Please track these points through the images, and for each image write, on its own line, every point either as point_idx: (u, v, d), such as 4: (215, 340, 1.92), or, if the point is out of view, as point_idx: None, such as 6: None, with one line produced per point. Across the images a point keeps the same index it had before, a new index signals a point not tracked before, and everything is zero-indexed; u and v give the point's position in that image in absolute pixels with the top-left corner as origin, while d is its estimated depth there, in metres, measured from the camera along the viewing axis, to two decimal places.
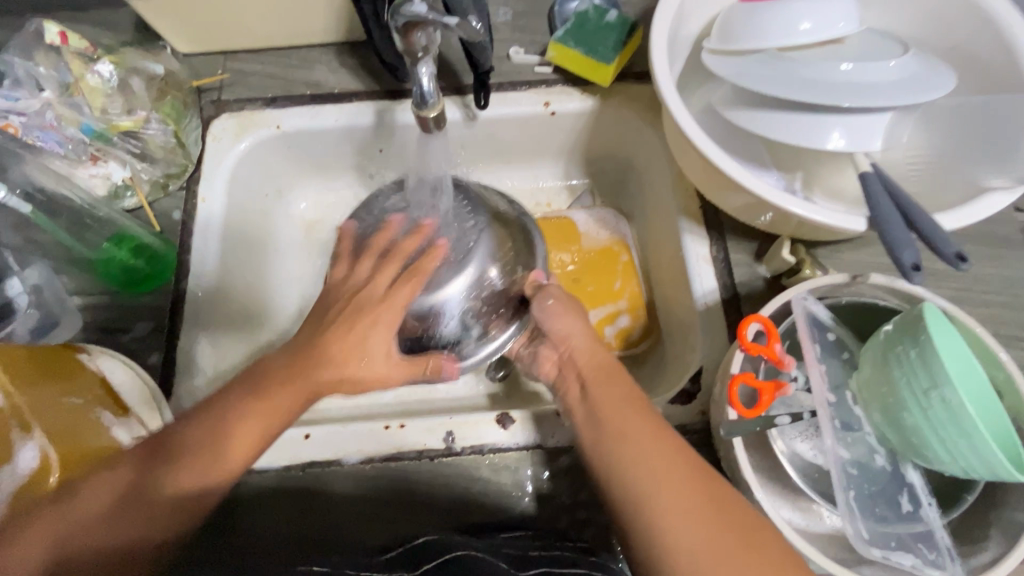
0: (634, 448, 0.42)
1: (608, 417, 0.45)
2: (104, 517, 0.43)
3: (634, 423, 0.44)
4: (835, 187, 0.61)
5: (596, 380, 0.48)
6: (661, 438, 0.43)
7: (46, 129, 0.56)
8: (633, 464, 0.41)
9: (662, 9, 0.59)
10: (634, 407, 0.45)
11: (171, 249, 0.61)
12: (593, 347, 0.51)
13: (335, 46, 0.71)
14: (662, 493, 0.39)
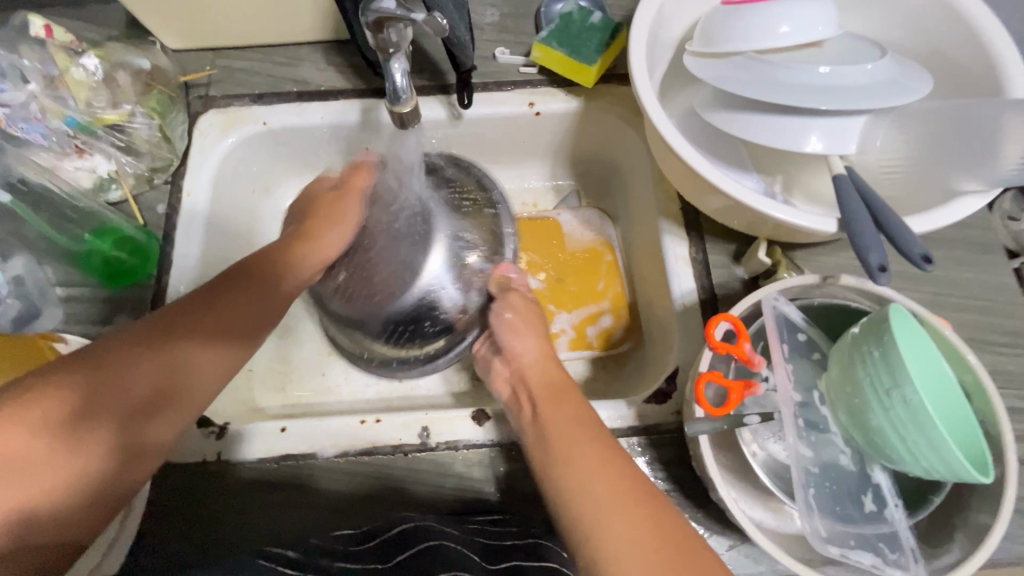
0: (583, 470, 0.41)
1: (556, 437, 0.44)
2: (60, 509, 0.41)
3: (585, 446, 0.43)
4: (814, 190, 0.61)
5: (545, 398, 0.48)
6: (613, 458, 0.42)
7: (30, 121, 0.57)
8: (580, 486, 0.40)
9: (642, 11, 0.59)
10: (586, 431, 0.44)
11: (154, 241, 0.61)
12: (546, 363, 0.52)
13: (322, 45, 0.71)
14: (603, 516, 0.39)
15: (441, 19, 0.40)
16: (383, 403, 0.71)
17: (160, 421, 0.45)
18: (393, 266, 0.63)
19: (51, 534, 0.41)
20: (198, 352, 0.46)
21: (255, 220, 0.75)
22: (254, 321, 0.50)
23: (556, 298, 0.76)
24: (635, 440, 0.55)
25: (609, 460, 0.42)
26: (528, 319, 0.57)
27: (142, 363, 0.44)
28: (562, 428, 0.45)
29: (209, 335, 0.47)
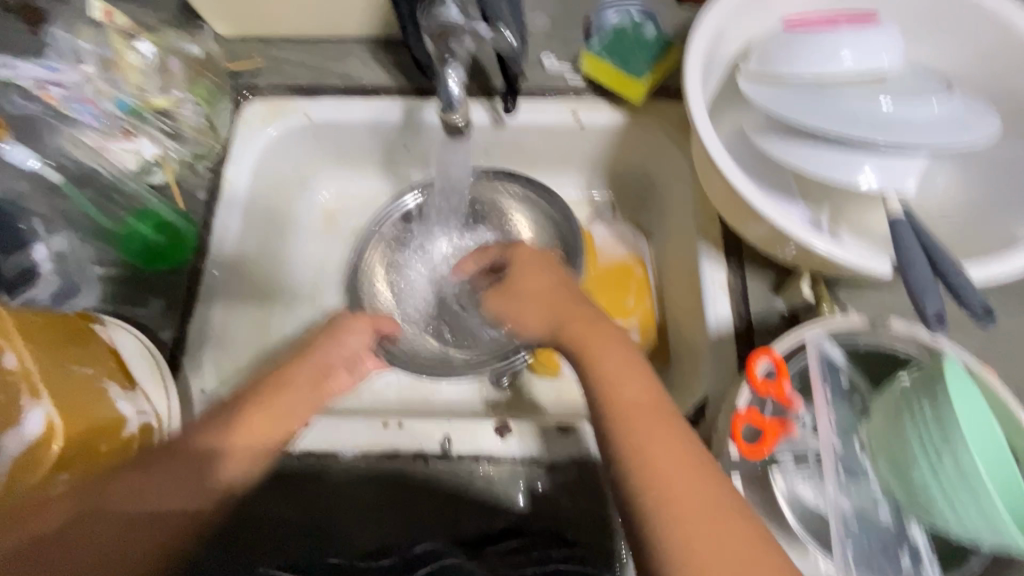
0: (686, 532, 0.36)
1: (627, 430, 0.41)
2: (137, 470, 0.42)
3: (683, 483, 0.38)
4: (861, 225, 0.59)
5: (593, 366, 0.45)
6: (714, 502, 0.37)
7: (84, 102, 0.56)
8: (660, 455, 0.39)
9: (701, 28, 0.57)
10: (680, 458, 0.39)
11: (193, 228, 0.62)
12: (560, 304, 0.51)
13: (369, 40, 0.71)
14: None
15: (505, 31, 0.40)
16: (403, 404, 0.71)
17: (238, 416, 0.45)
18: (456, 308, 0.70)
19: (123, 501, 0.41)
20: (279, 377, 0.48)
21: (290, 211, 0.75)
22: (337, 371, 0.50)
23: None
24: None
25: (706, 501, 0.37)
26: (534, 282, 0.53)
27: (231, 413, 0.46)
28: (648, 460, 0.39)
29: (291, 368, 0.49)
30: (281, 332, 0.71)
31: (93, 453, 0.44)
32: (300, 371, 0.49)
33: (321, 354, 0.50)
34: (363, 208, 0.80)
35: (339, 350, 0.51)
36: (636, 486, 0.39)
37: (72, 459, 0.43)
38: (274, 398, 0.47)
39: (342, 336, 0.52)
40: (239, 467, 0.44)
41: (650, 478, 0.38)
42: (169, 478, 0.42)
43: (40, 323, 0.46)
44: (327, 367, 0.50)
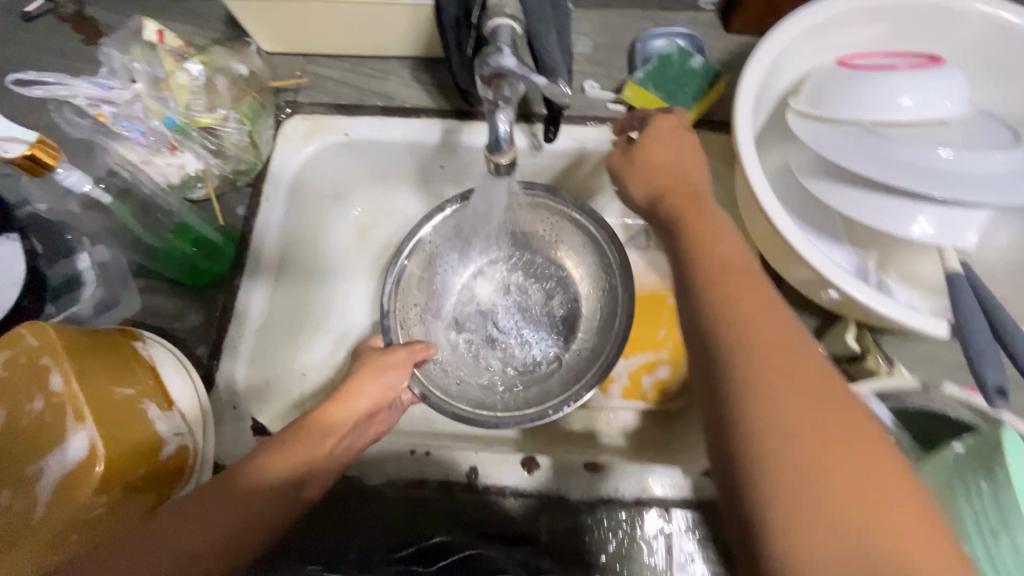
0: (779, 401, 0.29)
1: (716, 287, 0.35)
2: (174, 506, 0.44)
3: (779, 345, 0.31)
4: (912, 271, 0.57)
5: (684, 223, 0.42)
6: (818, 379, 0.30)
7: (133, 120, 0.58)
8: (756, 319, 0.32)
9: (756, 63, 0.55)
10: (781, 333, 0.32)
11: (231, 244, 0.63)
12: (658, 173, 0.48)
13: (411, 60, 0.71)
14: (802, 473, 0.27)
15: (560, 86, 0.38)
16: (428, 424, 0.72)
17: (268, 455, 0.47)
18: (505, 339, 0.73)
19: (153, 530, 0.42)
20: (309, 420, 0.51)
21: (324, 226, 0.76)
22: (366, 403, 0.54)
23: None
24: (688, 513, 0.54)
25: (805, 372, 0.30)
26: (662, 154, 0.49)
27: (267, 453, 0.48)
28: (723, 294, 0.34)
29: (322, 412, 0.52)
30: (311, 347, 0.72)
31: (139, 475, 0.44)
32: (338, 410, 0.52)
33: (355, 393, 0.54)
34: (396, 224, 0.80)
35: (375, 386, 0.56)
36: (710, 317, 0.34)
37: (115, 482, 0.43)
38: (311, 435, 0.50)
39: (377, 368, 0.57)
40: (264, 498, 0.45)
41: (737, 338, 0.32)
42: (197, 508, 0.43)
43: (86, 341, 0.46)
44: (362, 405, 0.54)
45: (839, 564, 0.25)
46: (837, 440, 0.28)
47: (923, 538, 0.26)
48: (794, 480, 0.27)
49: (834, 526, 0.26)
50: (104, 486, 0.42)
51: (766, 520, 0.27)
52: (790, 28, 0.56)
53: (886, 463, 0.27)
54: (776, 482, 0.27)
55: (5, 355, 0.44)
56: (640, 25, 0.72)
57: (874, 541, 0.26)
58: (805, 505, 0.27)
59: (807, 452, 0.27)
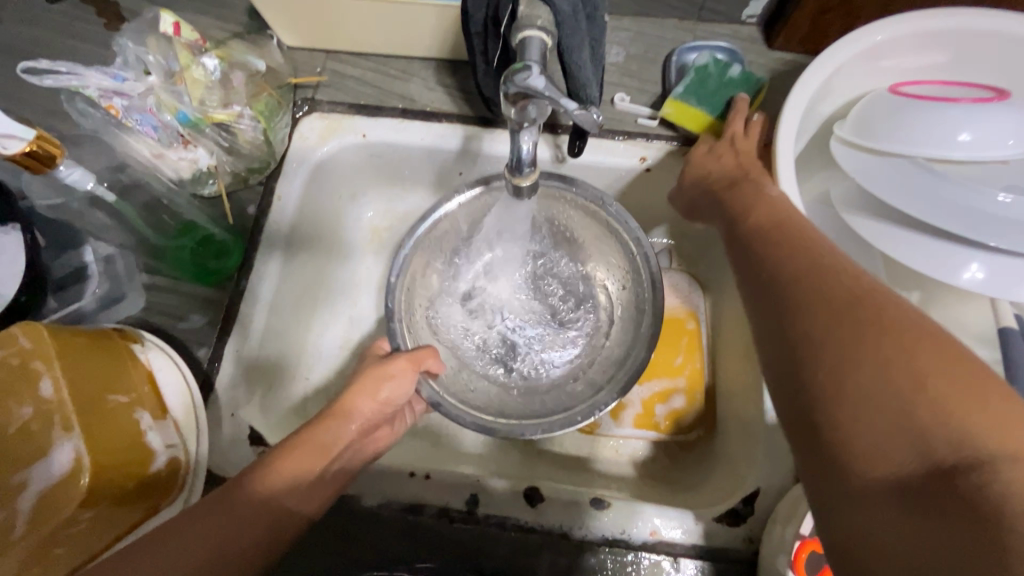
0: (816, 315, 0.35)
1: (767, 247, 0.43)
2: (186, 520, 0.41)
3: (817, 278, 0.37)
4: (956, 318, 0.53)
5: (732, 202, 0.50)
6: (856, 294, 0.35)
7: (145, 113, 0.56)
8: (803, 265, 0.39)
9: (801, 87, 0.52)
10: (826, 271, 0.38)
11: (240, 244, 0.61)
12: (722, 166, 0.57)
13: (436, 62, 0.69)
14: (839, 362, 0.33)
15: (598, 113, 0.34)
16: (430, 437, 0.70)
17: (280, 459, 0.45)
18: (519, 342, 0.70)
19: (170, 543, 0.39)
20: (315, 427, 0.48)
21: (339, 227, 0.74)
22: (371, 404, 0.51)
23: None
24: (698, 563, 0.51)
25: (842, 290, 0.36)
26: (711, 167, 0.58)
27: (274, 460, 0.45)
28: (775, 251, 0.42)
29: (330, 417, 0.49)
30: (319, 351, 0.70)
31: (125, 488, 0.43)
32: (343, 426, 0.49)
33: (350, 407, 0.50)
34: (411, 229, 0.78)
35: (376, 393, 0.51)
36: (765, 268, 0.41)
37: (101, 495, 0.41)
38: (315, 439, 0.47)
39: (378, 373, 0.52)
40: (278, 510, 0.43)
41: (783, 280, 0.39)
42: (214, 518, 0.41)
43: (82, 342, 0.44)
44: (357, 421, 0.50)
45: (879, 425, 0.30)
46: (870, 332, 0.32)
47: (963, 399, 0.29)
48: (832, 368, 0.33)
49: (870, 398, 0.31)
50: (89, 499, 0.40)
51: (821, 407, 0.33)
52: (842, 50, 0.52)
53: (925, 345, 0.31)
54: (820, 375, 0.33)
55: None
56: (677, 36, 0.69)
57: (909, 405, 0.29)
58: (845, 386, 0.32)
59: (840, 343, 0.33)
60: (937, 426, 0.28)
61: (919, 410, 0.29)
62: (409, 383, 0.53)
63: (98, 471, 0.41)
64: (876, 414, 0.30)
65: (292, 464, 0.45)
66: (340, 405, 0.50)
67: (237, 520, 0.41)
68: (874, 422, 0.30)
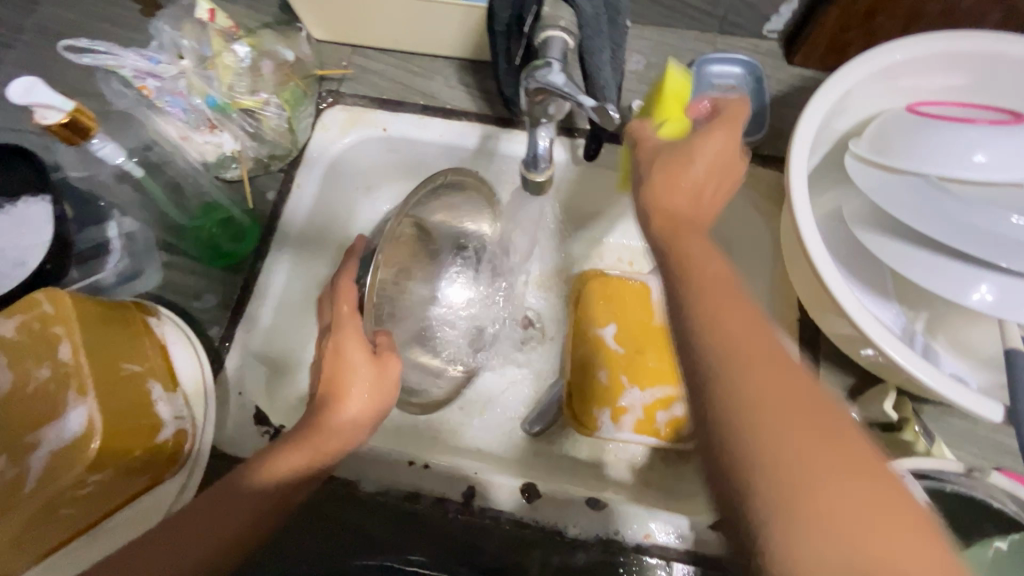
0: (764, 415, 0.30)
1: (702, 287, 0.36)
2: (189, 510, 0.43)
3: (758, 358, 0.32)
4: (963, 340, 0.53)
5: (679, 214, 0.42)
6: (797, 386, 0.31)
7: (175, 96, 0.57)
8: (744, 330, 0.34)
9: (820, 101, 0.52)
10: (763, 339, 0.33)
11: (257, 228, 0.63)
12: (679, 200, 0.42)
13: (459, 62, 0.70)
14: (777, 466, 0.29)
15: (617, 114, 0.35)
16: (430, 431, 0.71)
17: (277, 456, 0.45)
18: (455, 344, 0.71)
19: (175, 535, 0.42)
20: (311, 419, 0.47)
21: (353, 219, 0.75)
22: (362, 405, 0.48)
23: (630, 372, 0.70)
24: (688, 567, 0.51)
25: (781, 371, 0.32)
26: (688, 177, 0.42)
27: (278, 452, 0.45)
28: (714, 296, 0.35)
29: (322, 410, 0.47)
30: None
31: (132, 457, 0.44)
32: (332, 421, 0.47)
33: (340, 415, 0.47)
34: None
35: (363, 391, 0.48)
36: (700, 320, 0.34)
37: (107, 461, 0.42)
38: (310, 440, 0.46)
39: (365, 364, 0.48)
40: (274, 504, 0.44)
41: (722, 353, 0.33)
42: (213, 509, 0.43)
43: (100, 311, 0.46)
44: (355, 419, 0.48)
45: (810, 541, 0.27)
46: (810, 435, 0.29)
47: (893, 528, 0.27)
48: (769, 469, 0.29)
49: (818, 520, 0.27)
50: (95, 464, 0.41)
51: (750, 509, 0.29)
52: (862, 66, 0.53)
53: (865, 464, 0.29)
54: (754, 474, 0.29)
55: (20, 317, 0.44)
56: (698, 48, 0.70)
57: (845, 533, 0.27)
58: (796, 514, 0.28)
59: (780, 442, 0.29)
60: (873, 556, 0.27)
61: (848, 532, 0.27)
62: (391, 376, 0.50)
63: (106, 437, 0.41)
64: (827, 555, 0.27)
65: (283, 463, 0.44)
66: (338, 393, 0.48)
67: (239, 514, 0.43)
68: (804, 539, 0.27)
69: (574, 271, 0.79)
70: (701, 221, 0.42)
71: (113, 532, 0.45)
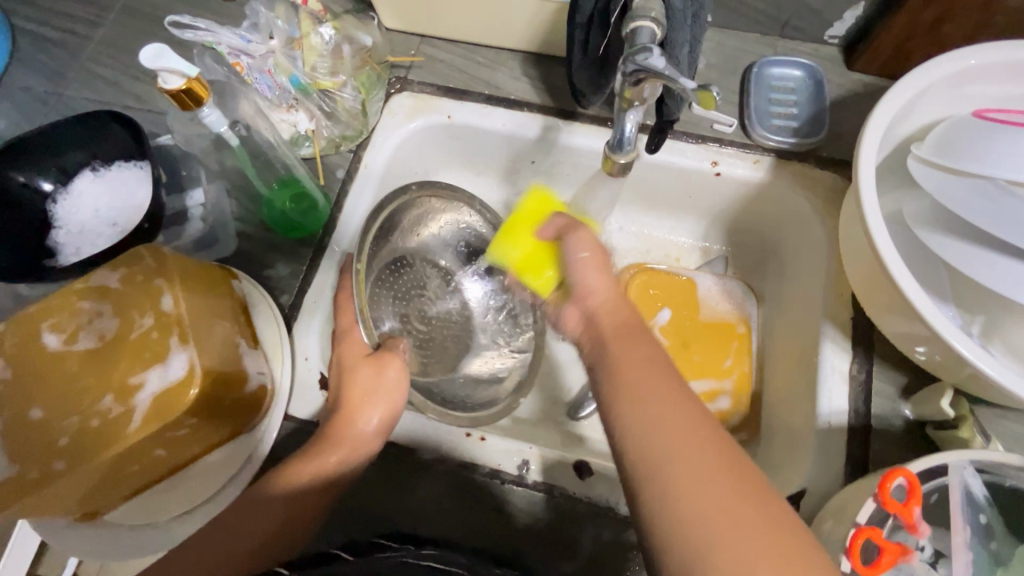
0: (674, 473, 0.36)
1: (630, 382, 0.41)
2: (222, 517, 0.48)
3: (673, 422, 0.38)
4: None
5: (616, 311, 0.47)
6: (704, 444, 0.37)
7: (264, 74, 0.61)
8: (664, 420, 0.38)
9: (889, 102, 0.53)
10: (689, 426, 0.38)
11: (327, 206, 0.64)
12: (617, 301, 0.47)
13: (523, 55, 0.72)
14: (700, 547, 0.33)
15: (701, 87, 0.39)
16: None
17: (295, 468, 0.48)
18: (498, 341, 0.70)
19: (214, 538, 0.47)
20: (326, 434, 0.50)
21: None
22: (376, 414, 0.51)
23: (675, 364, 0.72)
24: None
25: (700, 460, 0.36)
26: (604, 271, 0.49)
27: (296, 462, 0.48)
28: (638, 391, 0.40)
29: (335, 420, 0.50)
30: None
31: (222, 405, 0.47)
32: (346, 429, 0.50)
33: (352, 424, 0.50)
34: None
35: (375, 403, 0.51)
36: (625, 415, 0.39)
37: (202, 406, 0.45)
38: (322, 450, 0.49)
39: (370, 377, 0.51)
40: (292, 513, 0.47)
41: (640, 421, 0.39)
42: (245, 517, 0.47)
43: (194, 269, 0.49)
44: (365, 426, 0.50)
45: None
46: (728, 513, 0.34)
47: None
48: (693, 551, 0.33)
49: None
50: (194, 409, 0.44)
51: None
52: (928, 72, 0.54)
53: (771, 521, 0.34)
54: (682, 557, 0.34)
55: (123, 270, 0.48)
56: (759, 50, 0.71)
57: None
58: None
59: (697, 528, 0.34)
60: None
61: None
62: (388, 376, 0.52)
63: (206, 381, 0.44)
64: None
65: (297, 472, 0.48)
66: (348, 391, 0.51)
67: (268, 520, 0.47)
68: None
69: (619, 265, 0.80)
70: (635, 318, 0.46)
71: (204, 475, 0.51)
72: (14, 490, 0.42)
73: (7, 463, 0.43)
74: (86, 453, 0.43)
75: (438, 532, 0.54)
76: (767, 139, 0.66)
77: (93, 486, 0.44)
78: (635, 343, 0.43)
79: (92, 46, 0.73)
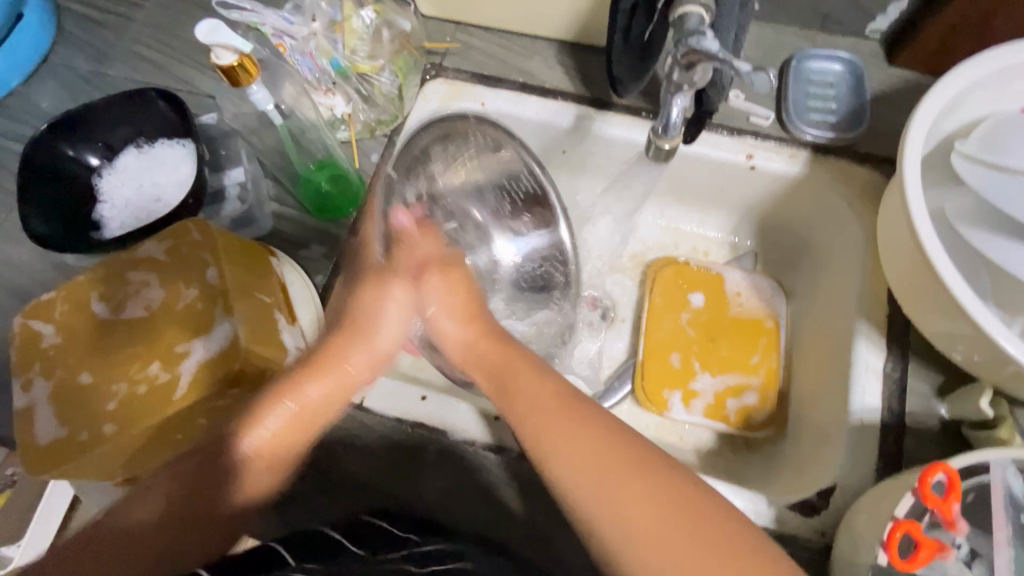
0: (622, 522, 0.37)
1: (544, 433, 0.41)
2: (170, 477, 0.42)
3: (577, 437, 0.40)
4: None
5: (492, 354, 0.47)
6: (656, 496, 0.37)
7: (305, 56, 0.61)
8: (588, 462, 0.39)
9: (937, 96, 0.52)
10: (619, 460, 0.38)
11: (362, 187, 0.65)
12: (478, 344, 0.48)
13: (558, 44, 0.72)
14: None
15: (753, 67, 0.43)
16: None
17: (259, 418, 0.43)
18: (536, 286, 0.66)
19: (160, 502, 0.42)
20: (294, 375, 0.45)
21: None
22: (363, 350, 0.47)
23: (701, 358, 0.72)
24: None
25: (631, 494, 0.37)
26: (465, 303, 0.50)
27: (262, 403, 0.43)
28: (553, 441, 0.40)
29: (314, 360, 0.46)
30: None
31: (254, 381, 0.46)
32: (328, 370, 0.45)
33: (340, 360, 0.46)
34: None
35: (379, 342, 0.48)
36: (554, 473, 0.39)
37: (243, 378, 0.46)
38: (292, 388, 0.44)
39: (374, 306, 0.48)
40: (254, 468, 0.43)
41: (568, 478, 0.39)
42: (198, 476, 0.42)
43: (238, 246, 0.50)
44: (355, 364, 0.47)
45: None
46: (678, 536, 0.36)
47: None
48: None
49: None
50: (234, 380, 0.45)
51: None
52: (977, 67, 0.53)
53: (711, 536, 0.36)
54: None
55: (170, 242, 0.50)
56: (799, 44, 0.70)
57: None
58: None
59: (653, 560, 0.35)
60: None
61: None
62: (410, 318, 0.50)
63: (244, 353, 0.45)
64: None
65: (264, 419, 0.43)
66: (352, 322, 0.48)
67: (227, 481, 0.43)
68: None
69: (645, 257, 0.80)
70: (507, 351, 0.47)
71: None
72: (62, 450, 0.44)
73: (56, 425, 0.45)
74: (137, 418, 0.44)
75: (463, 523, 0.54)
76: (804, 132, 0.65)
77: (132, 452, 0.46)
78: (527, 391, 0.43)
79: (136, 27, 0.75)
